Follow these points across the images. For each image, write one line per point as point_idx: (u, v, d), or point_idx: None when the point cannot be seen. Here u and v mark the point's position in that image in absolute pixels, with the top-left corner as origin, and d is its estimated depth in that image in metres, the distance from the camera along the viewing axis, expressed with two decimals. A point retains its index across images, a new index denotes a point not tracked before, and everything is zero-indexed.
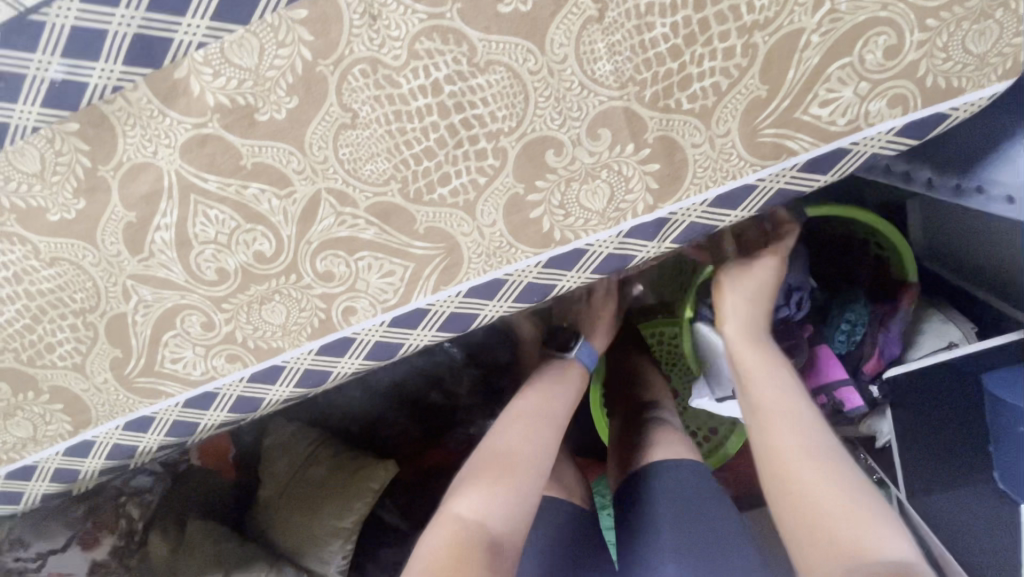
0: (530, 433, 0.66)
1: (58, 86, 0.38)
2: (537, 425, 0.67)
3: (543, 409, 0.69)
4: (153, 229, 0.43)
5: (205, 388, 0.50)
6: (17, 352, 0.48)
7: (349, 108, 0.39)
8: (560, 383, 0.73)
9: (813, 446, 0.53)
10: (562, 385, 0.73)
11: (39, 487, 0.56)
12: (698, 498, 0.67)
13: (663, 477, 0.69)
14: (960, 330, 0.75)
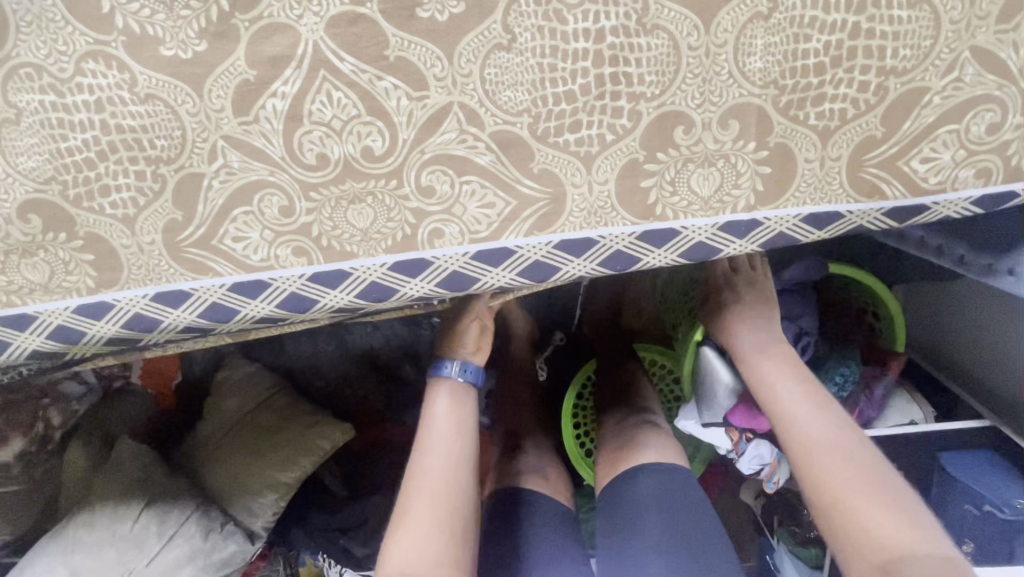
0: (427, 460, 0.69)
1: None
2: (452, 515, 0.65)
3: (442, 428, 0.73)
4: (267, 94, 0.42)
5: (260, 276, 0.47)
6: (66, 187, 0.44)
7: (510, 31, 0.41)
8: (460, 443, 0.72)
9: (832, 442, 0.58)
10: (461, 443, 0.72)
11: (29, 344, 0.49)
12: (680, 502, 0.70)
13: (651, 476, 0.73)
14: (921, 412, 0.84)
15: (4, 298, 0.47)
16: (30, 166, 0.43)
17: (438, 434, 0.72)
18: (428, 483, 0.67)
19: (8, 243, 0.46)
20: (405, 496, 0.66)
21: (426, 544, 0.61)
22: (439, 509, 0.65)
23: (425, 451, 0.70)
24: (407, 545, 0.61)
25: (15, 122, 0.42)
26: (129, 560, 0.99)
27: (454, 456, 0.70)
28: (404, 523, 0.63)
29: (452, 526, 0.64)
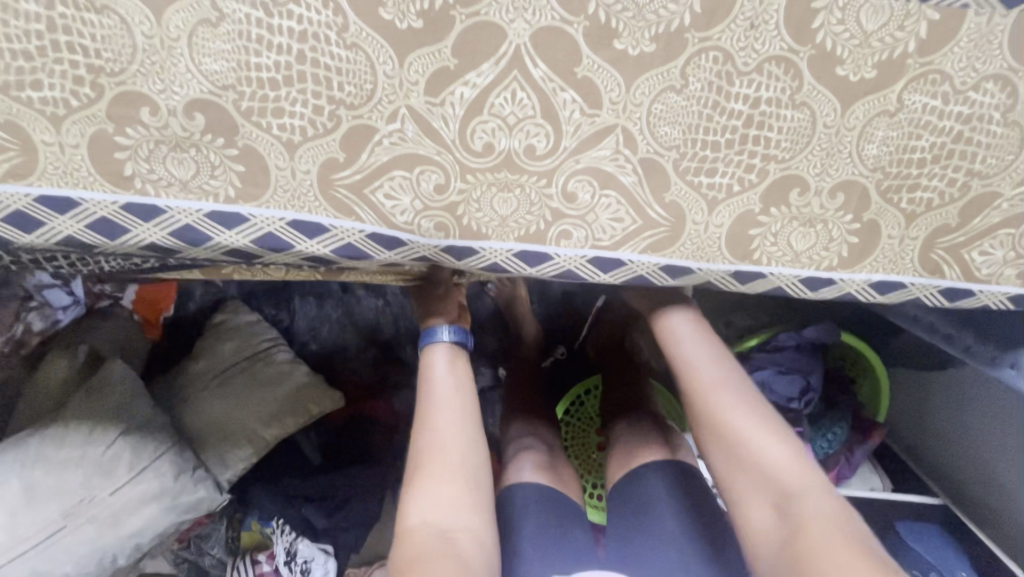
0: (446, 411, 0.73)
1: None
2: (467, 471, 0.69)
3: (452, 383, 0.77)
4: (458, 83, 0.46)
5: (400, 235, 0.52)
6: (241, 97, 0.46)
7: (684, 79, 0.47)
8: (462, 399, 0.76)
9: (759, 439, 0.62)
10: (467, 401, 0.75)
11: (149, 236, 0.50)
12: (699, 496, 0.77)
13: (672, 470, 0.80)
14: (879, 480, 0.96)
15: (139, 185, 0.48)
16: (211, 68, 0.45)
17: (440, 383, 0.77)
18: (441, 440, 0.70)
19: (164, 134, 0.47)
20: (420, 455, 0.70)
21: (445, 492, 0.67)
22: (453, 465, 0.69)
23: (433, 411, 0.73)
24: (433, 497, 0.66)
25: (214, 25, 0.44)
26: (93, 485, 0.90)
27: (462, 413, 0.74)
28: (422, 475, 0.68)
29: (467, 477, 0.69)
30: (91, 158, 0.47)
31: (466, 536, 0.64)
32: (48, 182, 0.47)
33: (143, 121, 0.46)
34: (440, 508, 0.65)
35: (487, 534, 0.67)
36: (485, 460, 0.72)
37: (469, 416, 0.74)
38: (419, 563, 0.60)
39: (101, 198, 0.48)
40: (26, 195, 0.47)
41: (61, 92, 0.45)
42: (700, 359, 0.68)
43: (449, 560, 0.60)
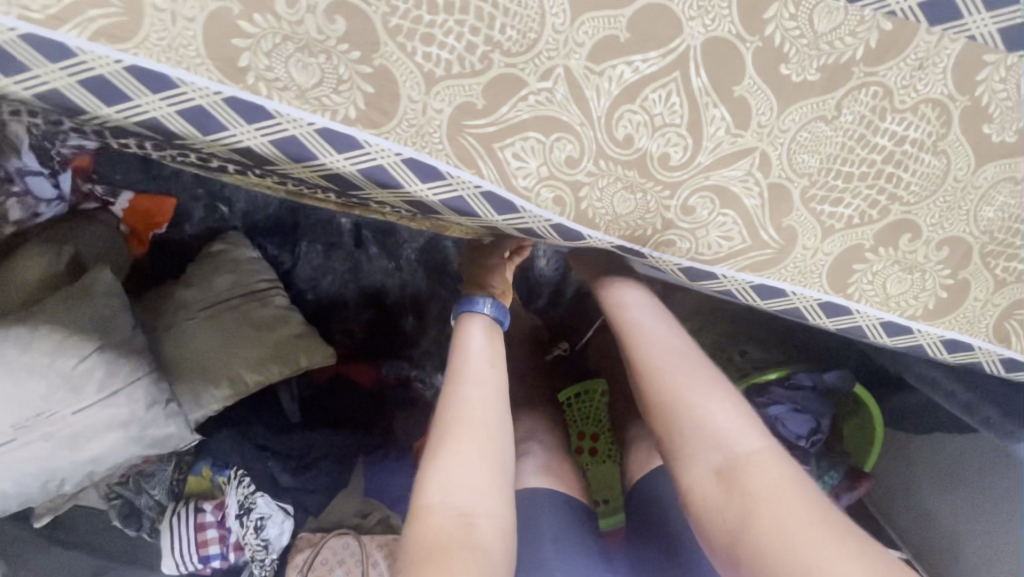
0: (484, 387, 0.66)
1: None
2: (493, 450, 0.61)
3: (482, 357, 0.71)
4: (623, 60, 0.44)
5: (515, 200, 0.48)
6: (393, 16, 0.42)
7: (840, 107, 0.46)
8: (493, 371, 0.69)
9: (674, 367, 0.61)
10: (497, 380, 0.68)
11: (246, 139, 0.45)
12: None
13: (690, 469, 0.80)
14: None
15: (252, 82, 0.42)
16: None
17: (476, 358, 0.70)
18: (467, 413, 0.63)
19: (295, 31, 0.42)
20: (445, 424, 0.62)
21: (468, 469, 0.58)
22: (480, 442, 0.60)
23: (461, 383, 0.67)
24: (450, 477, 0.57)
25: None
26: (56, 400, 0.84)
27: (491, 391, 0.66)
28: (441, 451, 0.59)
29: (494, 459, 0.60)
30: (203, 36, 0.41)
31: (486, 524, 0.55)
32: (145, 52, 0.41)
33: (275, 12, 0.41)
34: (461, 489, 0.56)
35: (509, 522, 0.58)
36: (510, 439, 0.64)
37: (499, 396, 0.67)
38: (434, 555, 0.51)
39: (203, 84, 0.42)
40: (115, 61, 0.41)
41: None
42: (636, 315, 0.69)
43: (469, 552, 0.52)
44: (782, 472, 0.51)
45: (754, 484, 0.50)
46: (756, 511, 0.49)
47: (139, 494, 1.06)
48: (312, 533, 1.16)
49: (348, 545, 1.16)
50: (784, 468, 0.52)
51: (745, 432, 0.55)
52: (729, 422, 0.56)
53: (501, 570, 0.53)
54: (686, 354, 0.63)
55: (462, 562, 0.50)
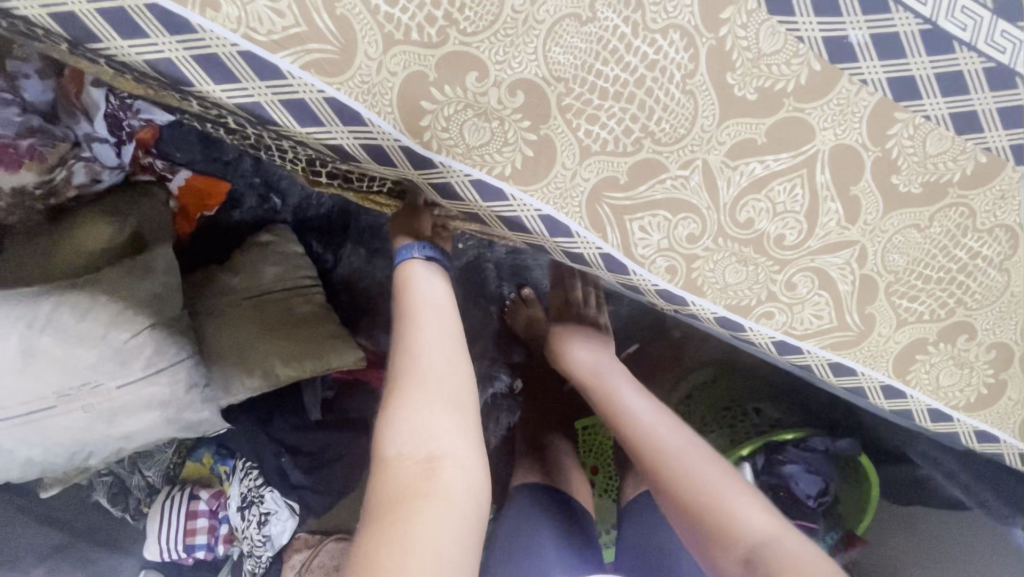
0: (451, 344, 0.71)
1: (848, 41, 0.46)
2: (450, 393, 0.66)
3: (440, 310, 0.74)
4: (757, 159, 0.50)
5: (628, 264, 0.53)
6: (569, 92, 0.47)
7: (931, 220, 0.53)
8: (451, 322, 0.73)
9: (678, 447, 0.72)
10: (453, 329, 0.73)
11: (409, 175, 0.52)
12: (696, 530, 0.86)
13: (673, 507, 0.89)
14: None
15: (428, 135, 0.48)
16: (557, 59, 0.46)
17: (427, 301, 0.75)
18: (428, 360, 0.68)
19: (479, 99, 0.47)
20: (400, 372, 0.67)
21: (425, 413, 0.63)
22: (431, 387, 0.65)
23: (416, 329, 0.71)
24: (414, 422, 0.62)
25: (581, 21, 0.45)
26: (103, 372, 0.83)
27: (454, 345, 0.71)
28: (408, 395, 0.64)
29: (451, 401, 0.65)
30: (398, 93, 0.46)
31: (450, 465, 0.60)
32: (346, 89, 0.46)
33: (466, 83, 0.46)
34: (416, 436, 0.61)
35: (475, 463, 0.62)
36: (471, 380, 0.69)
37: (451, 344, 0.71)
38: (401, 501, 0.57)
39: (385, 130, 0.48)
40: (319, 91, 0.46)
41: (411, 19, 0.44)
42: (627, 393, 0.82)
43: (427, 498, 0.57)
44: (796, 543, 0.59)
45: (772, 553, 0.58)
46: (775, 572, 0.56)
47: (133, 473, 1.11)
48: (310, 535, 1.21)
49: (345, 549, 1.20)
50: (796, 541, 0.60)
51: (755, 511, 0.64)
52: (745, 503, 0.65)
53: (474, 520, 0.59)
54: (680, 434, 0.75)
55: (422, 513, 0.55)
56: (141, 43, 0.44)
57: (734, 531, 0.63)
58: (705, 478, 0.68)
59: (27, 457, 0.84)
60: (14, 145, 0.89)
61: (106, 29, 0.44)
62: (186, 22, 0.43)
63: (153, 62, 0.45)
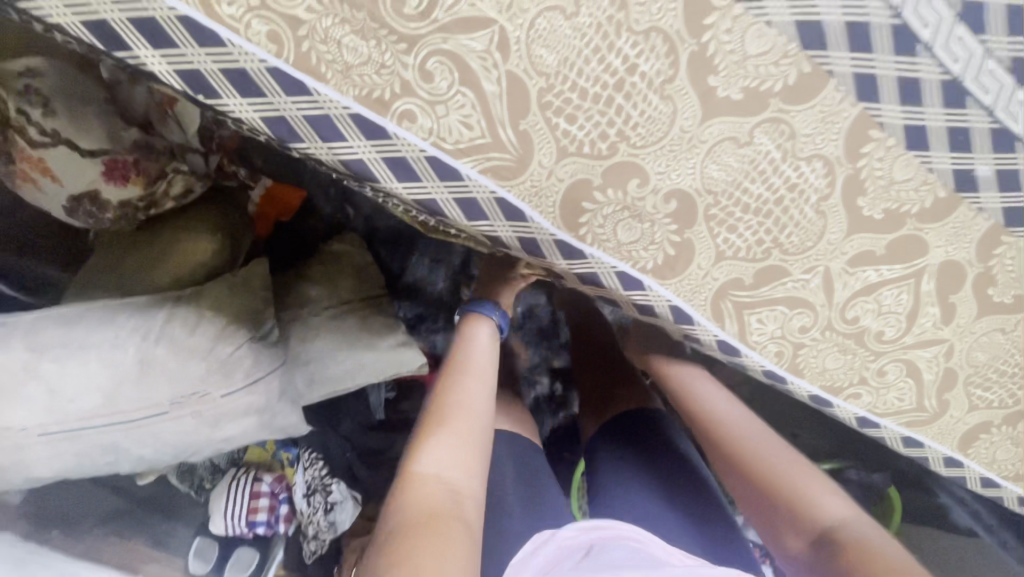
0: (489, 394, 0.75)
1: (971, 175, 0.51)
2: (480, 439, 0.68)
3: (482, 355, 0.81)
4: (874, 267, 0.55)
5: (743, 348, 0.59)
6: (714, 204, 0.52)
7: (1018, 325, 0.59)
8: (489, 372, 0.79)
9: (766, 442, 0.73)
10: (490, 386, 0.76)
11: (557, 263, 0.56)
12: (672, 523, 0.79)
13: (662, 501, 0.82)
14: None
15: (586, 233, 0.53)
16: (711, 174, 0.50)
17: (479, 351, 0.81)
18: (466, 399, 0.72)
19: (635, 204, 0.52)
20: (438, 411, 0.70)
21: (458, 452, 0.65)
22: (468, 430, 0.68)
23: (464, 377, 0.75)
24: (442, 452, 0.65)
25: (738, 144, 0.49)
26: (211, 382, 0.89)
27: (489, 390, 0.76)
28: (442, 427, 0.67)
29: (480, 447, 0.68)
30: (562, 196, 0.51)
31: (470, 502, 0.62)
32: (516, 191, 0.51)
33: (626, 189, 0.51)
34: (450, 469, 0.63)
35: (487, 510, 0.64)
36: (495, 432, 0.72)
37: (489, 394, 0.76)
38: (426, 517, 0.57)
39: (546, 227, 0.53)
40: (492, 192, 0.51)
41: (585, 135, 0.48)
42: (719, 396, 0.79)
43: (454, 525, 0.57)
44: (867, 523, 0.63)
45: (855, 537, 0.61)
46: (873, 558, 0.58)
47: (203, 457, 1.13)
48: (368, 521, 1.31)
49: None
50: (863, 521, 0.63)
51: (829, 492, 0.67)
52: (828, 493, 0.67)
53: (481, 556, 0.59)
54: (764, 430, 0.75)
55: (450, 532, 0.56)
56: (339, 144, 0.49)
57: (817, 518, 0.64)
58: (792, 474, 0.69)
59: (140, 454, 0.92)
60: (123, 159, 0.90)
61: (310, 132, 0.48)
62: (382, 129, 0.48)
63: (346, 158, 0.50)
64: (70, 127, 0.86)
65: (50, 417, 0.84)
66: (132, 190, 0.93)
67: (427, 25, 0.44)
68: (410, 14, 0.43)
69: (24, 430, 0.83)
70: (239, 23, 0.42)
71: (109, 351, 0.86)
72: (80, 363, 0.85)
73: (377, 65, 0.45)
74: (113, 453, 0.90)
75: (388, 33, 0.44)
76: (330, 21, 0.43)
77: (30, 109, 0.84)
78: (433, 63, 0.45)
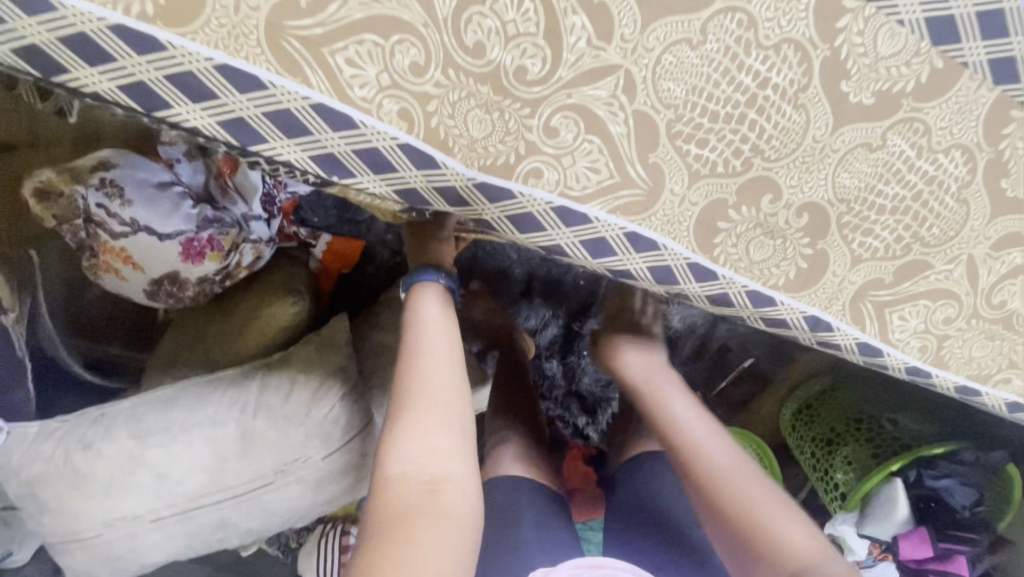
0: (454, 370, 0.69)
1: None
2: (455, 417, 0.65)
3: (435, 322, 0.74)
4: (1019, 248, 0.53)
5: (886, 347, 0.57)
6: (851, 208, 0.50)
7: None
8: (449, 339, 0.73)
9: (714, 441, 0.68)
10: (454, 356, 0.71)
11: (685, 287, 0.55)
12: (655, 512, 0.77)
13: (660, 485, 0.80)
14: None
15: (722, 254, 0.52)
16: (844, 183, 0.49)
17: (431, 318, 0.75)
18: (429, 378, 0.67)
19: (768, 220, 0.50)
20: (403, 397, 0.65)
21: (430, 436, 0.62)
22: (439, 411, 0.64)
23: (421, 351, 0.70)
24: (416, 442, 0.61)
25: (871, 149, 0.48)
26: (311, 446, 0.88)
27: (452, 361, 0.70)
28: (410, 416, 0.63)
29: (456, 425, 0.65)
30: (698, 218, 0.50)
31: (449, 490, 0.59)
32: (648, 224, 0.50)
33: (759, 206, 0.50)
34: (422, 457, 0.60)
35: (475, 491, 0.62)
36: (471, 407, 0.68)
37: (453, 363, 0.70)
38: (404, 517, 0.56)
39: (680, 252, 0.52)
40: (622, 228, 0.50)
41: (718, 157, 0.48)
42: (669, 392, 0.74)
43: (430, 519, 0.56)
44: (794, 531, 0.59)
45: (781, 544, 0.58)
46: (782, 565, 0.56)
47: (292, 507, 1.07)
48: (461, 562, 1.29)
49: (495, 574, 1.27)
50: (796, 531, 0.59)
51: (771, 501, 0.62)
52: (771, 499, 0.62)
53: (470, 531, 0.59)
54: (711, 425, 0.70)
55: (428, 530, 0.55)
56: (465, 208, 0.50)
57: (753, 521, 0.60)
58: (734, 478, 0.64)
59: (249, 525, 0.92)
60: (198, 239, 0.91)
61: (438, 198, 0.49)
62: (508, 190, 0.47)
63: (473, 217, 0.51)
64: (148, 217, 0.88)
65: (160, 502, 0.85)
66: (208, 269, 0.94)
67: (551, 86, 0.43)
68: (532, 80, 0.43)
69: (137, 516, 0.85)
70: (371, 104, 0.43)
71: (211, 431, 0.85)
72: (184, 445, 0.85)
73: (502, 134, 0.45)
74: (224, 529, 0.91)
75: (513, 102, 0.44)
76: (458, 95, 0.43)
77: (108, 202, 0.86)
78: (558, 119, 0.45)
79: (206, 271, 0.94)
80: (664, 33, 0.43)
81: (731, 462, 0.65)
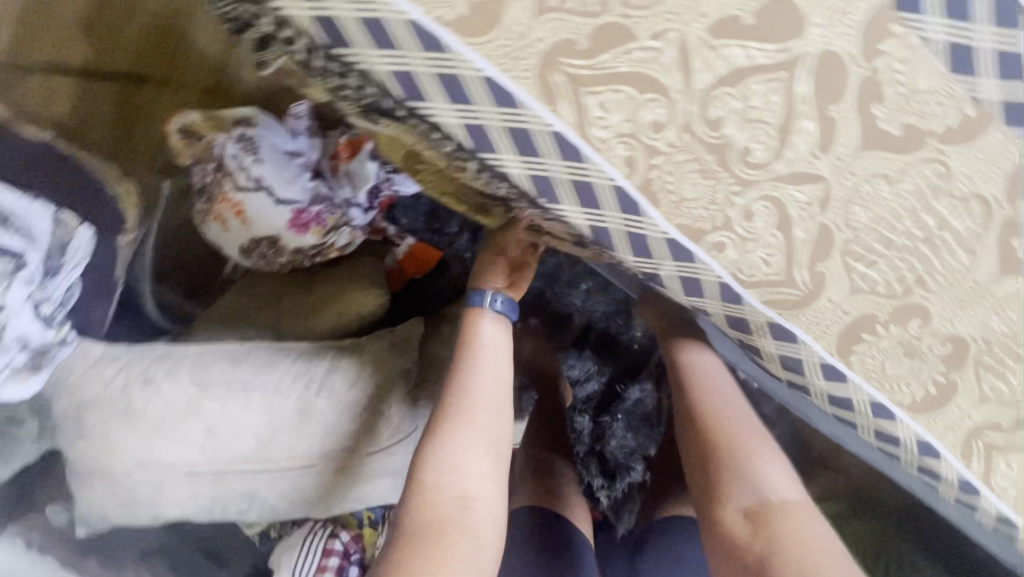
0: (498, 391, 0.70)
1: None
2: (497, 439, 0.66)
3: (489, 341, 0.74)
4: None
5: (985, 490, 0.58)
6: (993, 351, 0.53)
7: None
8: (499, 361, 0.73)
9: (749, 428, 0.71)
10: (503, 377, 0.72)
11: (808, 380, 0.59)
12: None
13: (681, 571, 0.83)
14: None
15: (860, 365, 0.55)
16: (993, 327, 0.52)
17: (487, 337, 0.74)
18: (478, 397, 0.67)
19: (914, 341, 0.53)
20: (450, 409, 0.66)
21: (469, 453, 0.63)
22: (480, 428, 0.65)
23: (473, 366, 0.70)
24: (455, 454, 0.63)
25: None
26: (359, 439, 0.88)
27: (500, 383, 0.71)
28: (456, 430, 0.64)
29: (494, 448, 0.66)
30: (841, 327, 0.53)
31: (482, 508, 0.61)
32: (796, 320, 0.54)
33: (908, 328, 0.52)
34: (460, 473, 0.62)
35: (503, 509, 0.64)
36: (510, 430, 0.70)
37: (499, 386, 0.71)
38: (435, 528, 0.58)
39: (817, 351, 0.56)
40: (769, 318, 0.55)
41: (883, 279, 0.51)
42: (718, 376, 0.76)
43: (460, 533, 0.58)
44: (815, 524, 0.63)
45: (793, 533, 0.61)
46: (782, 554, 0.60)
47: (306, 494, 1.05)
48: None
49: None
50: (817, 523, 0.63)
51: (789, 486, 0.67)
52: (789, 488, 0.66)
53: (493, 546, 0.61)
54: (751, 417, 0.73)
55: (456, 542, 0.57)
56: (644, 259, 0.55)
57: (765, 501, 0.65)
58: (763, 467, 0.68)
59: (273, 504, 0.88)
60: (308, 210, 0.93)
61: (626, 244, 0.54)
62: (692, 254, 0.52)
63: (647, 268, 0.56)
64: (271, 178, 0.92)
65: (201, 456, 0.83)
66: (305, 242, 0.96)
67: (766, 173, 0.47)
68: (753, 163, 0.47)
69: (174, 465, 0.82)
70: (603, 145, 0.47)
71: (271, 398, 0.85)
72: (244, 405, 0.84)
73: (707, 202, 0.48)
74: (249, 501, 0.87)
75: (728, 176, 0.47)
76: (684, 157, 0.47)
77: (242, 155, 0.91)
78: (759, 205, 0.48)
79: (302, 243, 0.96)
80: (871, 164, 0.47)
81: (760, 444, 0.70)
